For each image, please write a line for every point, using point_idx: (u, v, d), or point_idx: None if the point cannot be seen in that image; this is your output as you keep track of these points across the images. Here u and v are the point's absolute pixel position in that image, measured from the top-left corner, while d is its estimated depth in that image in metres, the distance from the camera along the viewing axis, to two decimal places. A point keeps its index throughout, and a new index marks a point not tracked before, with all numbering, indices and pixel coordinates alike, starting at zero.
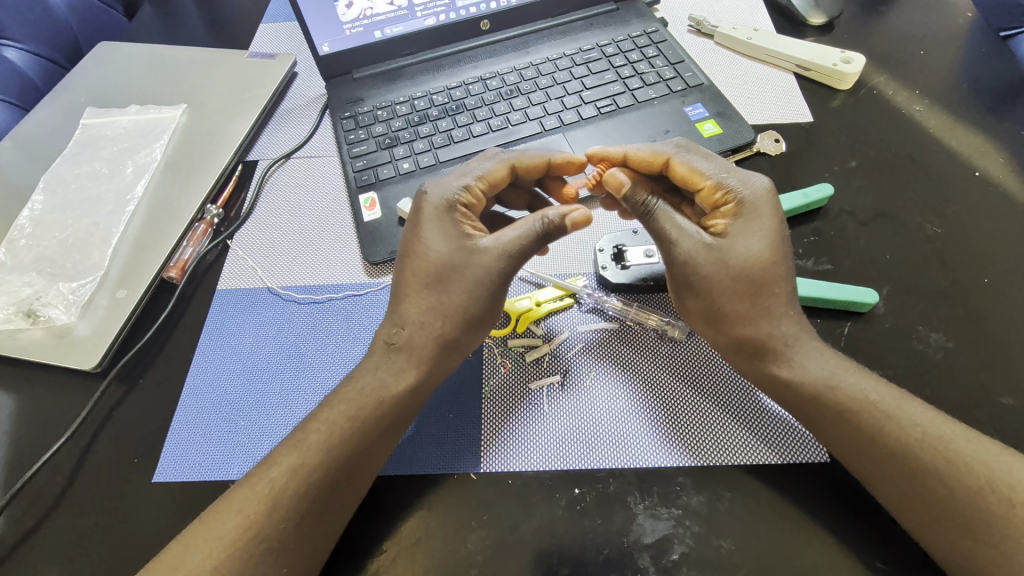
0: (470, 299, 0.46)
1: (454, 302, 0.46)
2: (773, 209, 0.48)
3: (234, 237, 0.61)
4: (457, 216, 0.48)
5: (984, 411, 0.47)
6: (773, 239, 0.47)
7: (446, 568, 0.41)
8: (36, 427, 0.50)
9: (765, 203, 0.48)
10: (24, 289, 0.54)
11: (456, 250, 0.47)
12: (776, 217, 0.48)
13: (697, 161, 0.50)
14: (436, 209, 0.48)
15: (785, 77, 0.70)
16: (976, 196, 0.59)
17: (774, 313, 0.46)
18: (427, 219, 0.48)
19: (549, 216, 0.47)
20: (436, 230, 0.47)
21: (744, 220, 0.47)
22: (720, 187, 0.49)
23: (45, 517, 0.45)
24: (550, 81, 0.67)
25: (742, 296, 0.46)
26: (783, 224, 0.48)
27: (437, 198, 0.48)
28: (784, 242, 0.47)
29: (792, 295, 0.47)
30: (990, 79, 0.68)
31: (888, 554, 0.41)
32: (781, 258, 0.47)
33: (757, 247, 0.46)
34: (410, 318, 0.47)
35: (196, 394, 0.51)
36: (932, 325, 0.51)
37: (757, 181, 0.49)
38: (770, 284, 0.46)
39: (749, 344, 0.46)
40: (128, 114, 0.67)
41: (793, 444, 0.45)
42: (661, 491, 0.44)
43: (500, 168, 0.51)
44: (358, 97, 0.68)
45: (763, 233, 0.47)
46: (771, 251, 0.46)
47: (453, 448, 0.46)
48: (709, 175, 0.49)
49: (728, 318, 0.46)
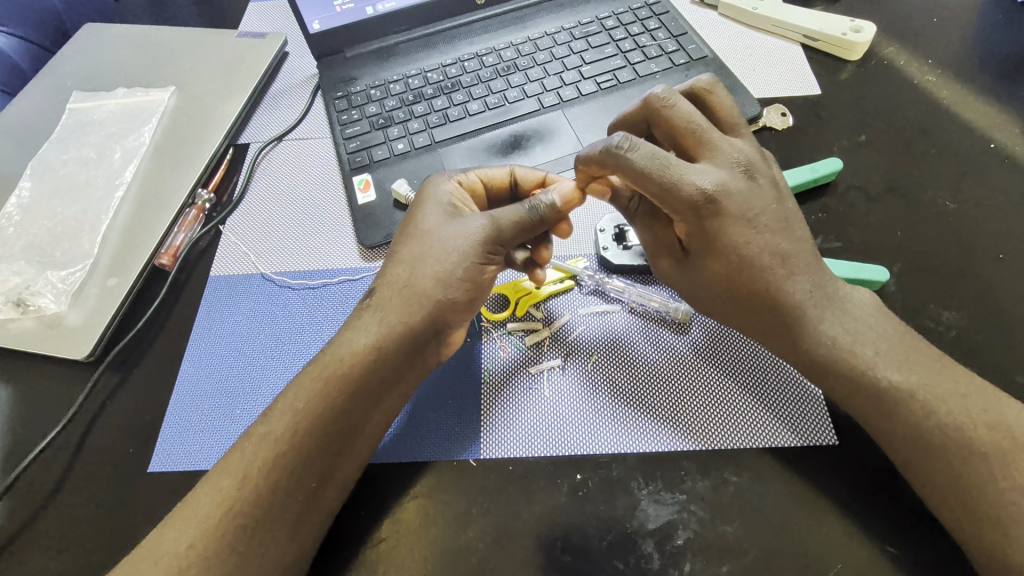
0: (444, 263, 0.44)
1: (438, 269, 0.44)
2: (721, 216, 0.44)
3: (226, 222, 0.59)
4: (455, 198, 0.48)
5: (999, 390, 0.45)
6: (735, 245, 0.44)
7: (447, 556, 0.41)
8: (31, 417, 0.49)
9: (717, 210, 0.44)
10: (13, 279, 0.53)
11: (444, 217, 0.47)
12: (742, 217, 0.44)
13: (641, 170, 0.42)
14: (435, 185, 0.49)
15: (793, 48, 0.67)
16: (990, 169, 0.57)
17: (783, 288, 0.44)
18: (425, 194, 0.49)
19: (544, 199, 0.46)
20: (429, 202, 0.48)
21: (700, 235, 0.45)
22: (665, 203, 0.43)
23: (41, 508, 0.45)
24: (548, 56, 0.65)
25: (718, 304, 0.47)
26: (755, 213, 0.44)
27: (438, 177, 0.50)
28: (754, 236, 0.44)
29: (783, 269, 0.44)
30: (1006, 48, 0.66)
31: (899, 538, 0.40)
32: (750, 256, 0.44)
33: (722, 262, 0.45)
34: (393, 276, 0.45)
35: (189, 383, 0.50)
36: (944, 303, 0.49)
37: (705, 183, 0.43)
38: (741, 284, 0.45)
39: (753, 330, 0.46)
40: (115, 98, 0.65)
41: (802, 426, 0.44)
42: (665, 476, 0.43)
43: (501, 172, 0.51)
44: (350, 76, 0.66)
45: (727, 247, 0.44)
46: (738, 262, 0.44)
47: (451, 434, 0.46)
48: (653, 191, 0.43)
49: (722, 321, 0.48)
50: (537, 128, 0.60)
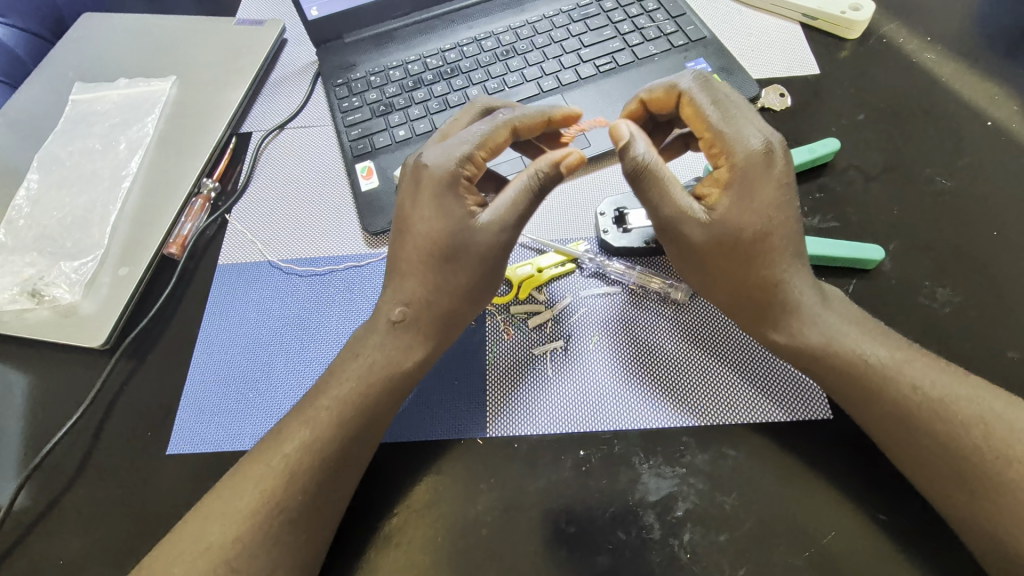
0: (472, 276, 0.46)
1: (459, 266, 0.46)
2: (766, 171, 0.43)
3: (232, 211, 0.60)
4: (460, 190, 0.46)
5: (989, 364, 0.47)
6: (770, 204, 0.43)
7: (456, 529, 0.43)
8: (51, 404, 0.51)
9: (763, 163, 0.44)
10: (27, 269, 0.54)
11: (460, 225, 0.45)
12: (778, 180, 0.44)
13: (705, 103, 0.46)
14: (436, 181, 0.45)
15: (791, 27, 0.67)
16: (987, 147, 0.57)
17: (790, 265, 0.44)
18: (427, 194, 0.45)
19: (542, 168, 0.46)
20: (435, 205, 0.45)
21: (738, 184, 0.44)
22: (717, 140, 0.45)
23: (66, 490, 0.47)
24: (547, 39, 0.65)
25: (736, 263, 0.44)
26: (788, 184, 0.44)
27: (438, 170, 0.46)
28: (788, 205, 0.44)
29: (793, 246, 0.45)
30: (1005, 24, 0.66)
31: (889, 506, 0.41)
32: (780, 221, 0.44)
33: (749, 217, 0.43)
34: (415, 293, 0.46)
35: (202, 369, 0.51)
36: (939, 281, 0.50)
37: (755, 138, 0.44)
38: (768, 244, 0.44)
39: (761, 297, 0.45)
40: (118, 88, 0.66)
41: (797, 402, 0.46)
42: (665, 451, 0.44)
43: (501, 131, 0.48)
44: (350, 63, 0.66)
45: (756, 202, 0.43)
46: (763, 220, 0.43)
47: (457, 413, 0.47)
48: (710, 123, 0.45)
49: (734, 283, 0.45)
50: None
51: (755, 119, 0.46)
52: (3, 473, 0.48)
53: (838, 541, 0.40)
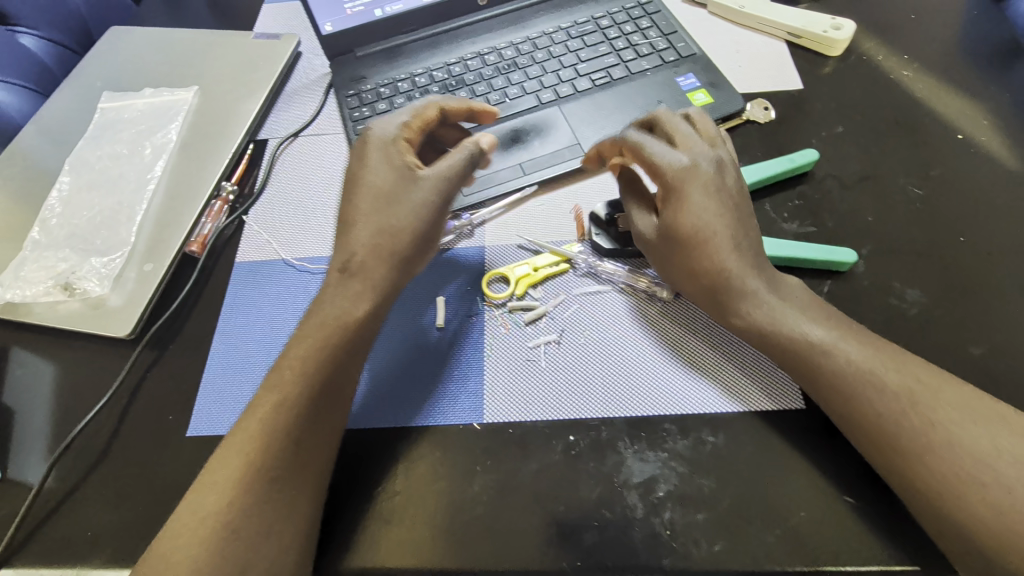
0: (412, 225, 0.51)
1: (402, 220, 0.51)
2: (691, 180, 0.50)
3: (249, 212, 0.64)
4: (399, 148, 0.54)
5: (955, 360, 0.50)
6: (699, 207, 0.49)
7: (453, 507, 0.46)
8: (79, 390, 0.55)
9: (685, 176, 0.50)
10: (59, 264, 0.58)
11: (400, 176, 0.52)
12: (703, 185, 0.49)
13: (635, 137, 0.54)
14: (378, 142, 0.54)
15: (777, 44, 0.71)
16: (958, 159, 0.61)
17: (734, 259, 0.48)
18: (372, 156, 0.53)
19: (474, 143, 0.55)
20: (377, 164, 0.52)
21: (667, 198, 0.50)
22: (646, 165, 0.52)
23: (93, 468, 0.50)
24: (546, 55, 0.69)
25: (684, 262, 0.50)
26: (716, 186, 0.50)
27: (378, 135, 0.54)
28: (719, 205, 0.49)
29: (736, 241, 0.49)
30: (978, 44, 0.69)
31: (859, 490, 0.44)
32: (715, 219, 0.49)
33: (683, 221, 0.49)
34: None
35: (221, 359, 0.55)
36: (908, 283, 0.54)
37: (677, 156, 0.51)
38: (707, 241, 0.49)
39: (712, 291, 0.49)
40: (144, 97, 0.70)
41: (773, 394, 0.49)
42: (649, 436, 0.48)
43: (429, 109, 0.57)
44: (361, 75, 0.70)
45: (685, 207, 0.49)
46: (697, 221, 0.49)
47: (457, 401, 0.51)
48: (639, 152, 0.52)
49: (691, 281, 0.50)
50: (537, 123, 0.65)
51: (685, 140, 0.53)
52: (35, 452, 0.52)
53: (807, 521, 0.44)
